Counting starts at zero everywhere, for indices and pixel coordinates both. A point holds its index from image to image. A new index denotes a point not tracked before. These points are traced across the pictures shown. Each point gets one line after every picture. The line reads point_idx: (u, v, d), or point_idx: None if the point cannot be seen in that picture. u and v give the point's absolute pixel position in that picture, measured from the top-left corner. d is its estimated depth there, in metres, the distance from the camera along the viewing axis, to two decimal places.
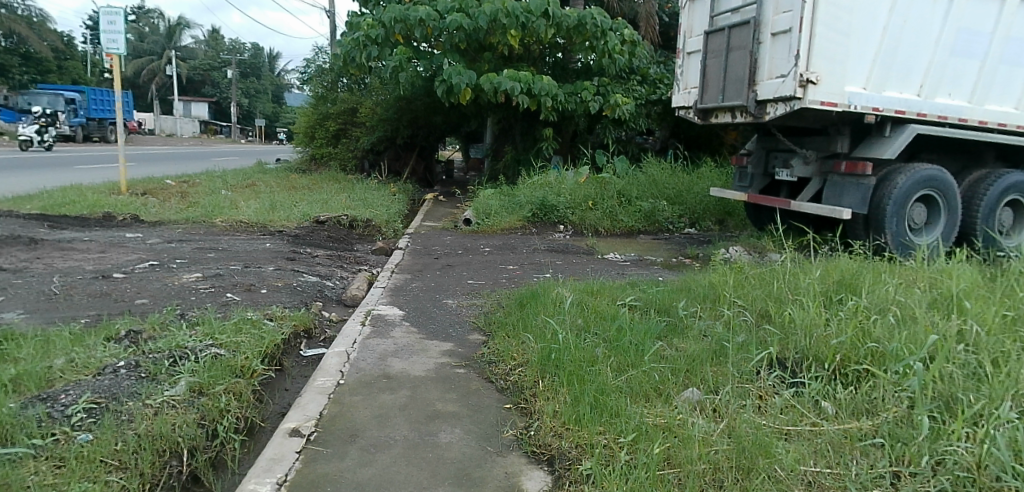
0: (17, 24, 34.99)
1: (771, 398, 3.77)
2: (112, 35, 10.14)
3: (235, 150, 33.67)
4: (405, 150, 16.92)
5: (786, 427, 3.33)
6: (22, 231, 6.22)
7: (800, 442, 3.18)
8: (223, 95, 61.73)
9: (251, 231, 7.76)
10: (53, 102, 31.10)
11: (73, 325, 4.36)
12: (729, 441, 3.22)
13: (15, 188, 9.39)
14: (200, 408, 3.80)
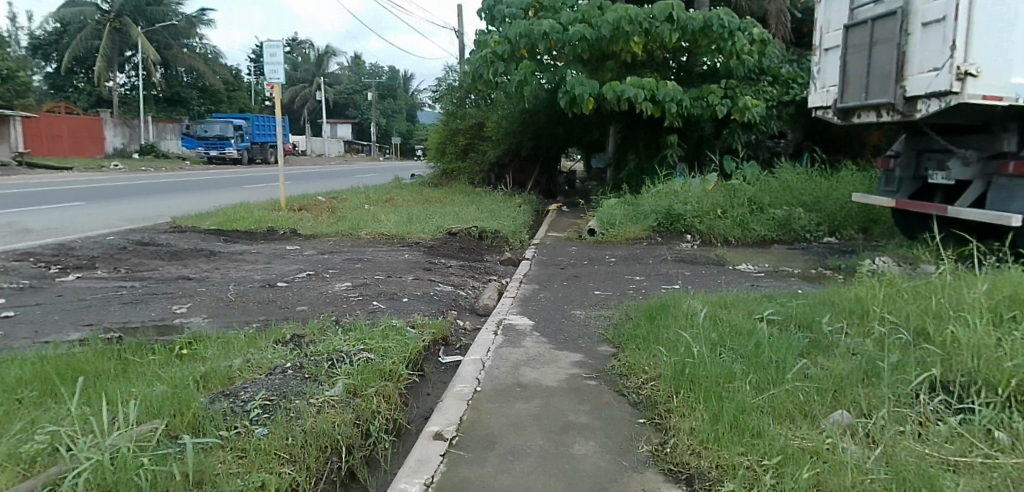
0: (196, 61, 38.76)
1: (933, 425, 3.43)
2: (274, 66, 11.22)
3: (376, 167, 35.93)
4: (528, 162, 17.20)
5: (953, 459, 3.02)
6: (204, 244, 7.04)
7: (970, 477, 2.87)
8: (365, 115, 66.17)
9: (391, 243, 8.24)
10: (224, 129, 34.95)
11: (247, 329, 4.81)
12: (887, 471, 2.97)
13: (196, 207, 10.63)
14: (356, 409, 4.05)
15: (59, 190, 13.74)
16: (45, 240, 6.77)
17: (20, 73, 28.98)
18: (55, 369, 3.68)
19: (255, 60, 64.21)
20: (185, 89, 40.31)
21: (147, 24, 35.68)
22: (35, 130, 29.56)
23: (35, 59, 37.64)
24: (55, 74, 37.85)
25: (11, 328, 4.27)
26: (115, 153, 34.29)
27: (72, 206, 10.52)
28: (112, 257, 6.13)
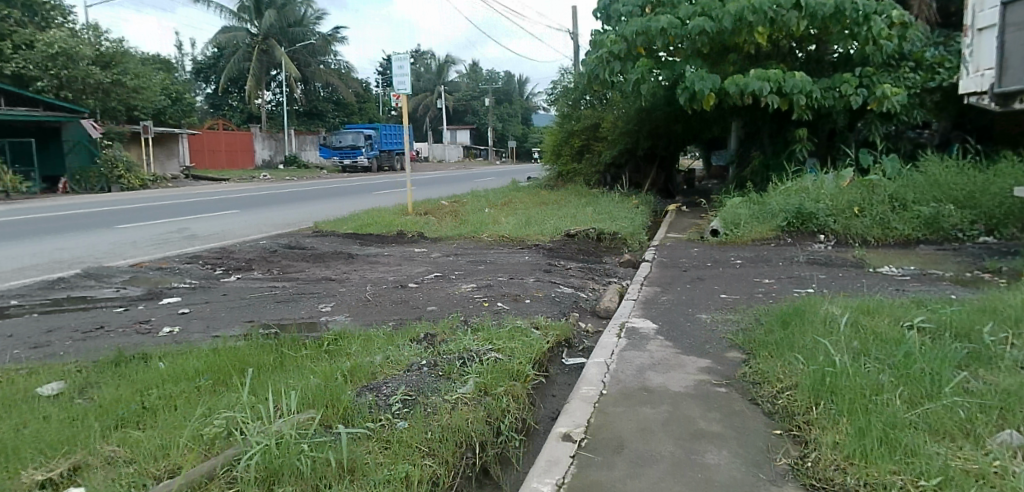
0: (331, 76, 40.91)
1: None
2: (402, 77, 11.78)
3: (492, 171, 36.58)
4: (645, 162, 16.99)
5: None
6: (342, 247, 7.54)
7: None
8: (482, 121, 67.67)
9: (511, 246, 8.37)
10: (355, 140, 37.34)
11: (384, 328, 5.03)
12: None
13: (334, 213, 11.43)
14: (488, 407, 4.10)
15: (218, 200, 15.33)
16: (209, 244, 7.57)
17: (186, 96, 32.72)
18: (224, 361, 4.07)
19: (381, 72, 67.98)
20: (321, 103, 43.59)
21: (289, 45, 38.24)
22: (198, 146, 33.26)
23: (197, 81, 42.24)
24: (213, 94, 42.25)
25: (185, 322, 4.78)
26: (264, 164, 37.72)
27: (230, 214, 11.72)
28: (265, 260, 6.73)
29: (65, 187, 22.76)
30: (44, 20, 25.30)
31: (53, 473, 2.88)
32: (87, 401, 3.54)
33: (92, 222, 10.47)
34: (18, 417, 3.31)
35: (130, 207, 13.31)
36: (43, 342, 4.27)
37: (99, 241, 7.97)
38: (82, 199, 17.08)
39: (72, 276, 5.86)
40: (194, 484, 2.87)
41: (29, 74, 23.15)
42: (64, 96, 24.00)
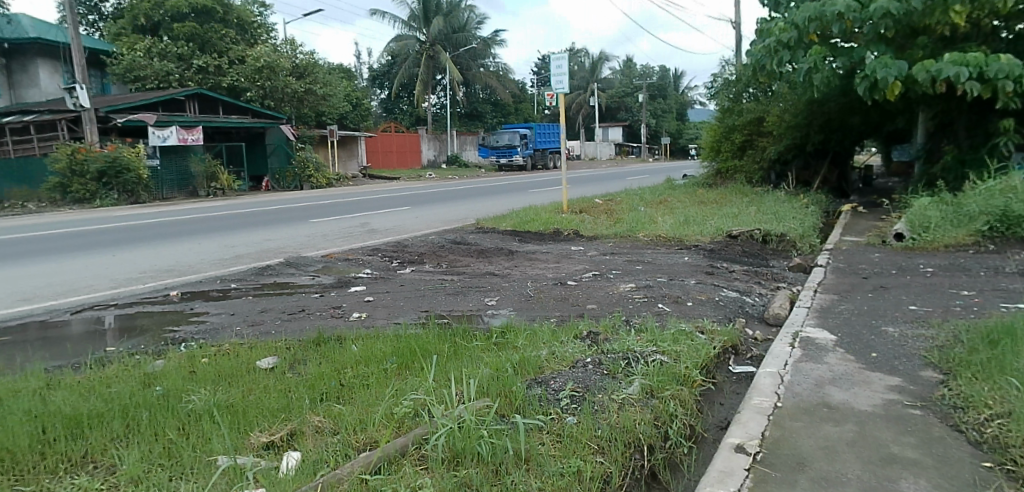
0: (490, 78, 42.23)
1: None
2: (560, 76, 11.81)
3: (644, 169, 35.71)
4: (815, 157, 15.84)
5: None
6: (503, 244, 7.81)
7: None
8: (635, 118, 66.23)
9: (670, 246, 8.17)
10: (512, 139, 38.52)
11: (548, 323, 5.02)
12: None
13: (495, 210, 11.88)
14: (654, 409, 3.89)
15: (391, 197, 16.60)
16: (386, 238, 8.20)
17: (364, 101, 35.68)
18: (407, 347, 4.38)
19: (535, 71, 69.24)
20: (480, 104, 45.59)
21: (453, 50, 39.84)
22: (373, 147, 36.06)
23: (373, 88, 45.71)
24: (386, 99, 45.56)
25: (370, 309, 5.23)
26: (429, 164, 39.96)
27: (402, 210, 12.62)
28: (435, 254, 7.16)
29: (267, 184, 25.83)
30: (251, 36, 28.52)
31: (275, 437, 3.30)
32: (296, 376, 4.00)
33: (290, 216, 11.84)
34: (244, 385, 3.81)
35: (319, 203, 14.79)
36: (258, 321, 4.90)
37: (296, 233, 8.95)
38: (282, 196, 19.34)
39: (277, 264, 6.63)
40: (391, 457, 3.12)
41: (240, 86, 26.46)
42: (268, 104, 27.23)
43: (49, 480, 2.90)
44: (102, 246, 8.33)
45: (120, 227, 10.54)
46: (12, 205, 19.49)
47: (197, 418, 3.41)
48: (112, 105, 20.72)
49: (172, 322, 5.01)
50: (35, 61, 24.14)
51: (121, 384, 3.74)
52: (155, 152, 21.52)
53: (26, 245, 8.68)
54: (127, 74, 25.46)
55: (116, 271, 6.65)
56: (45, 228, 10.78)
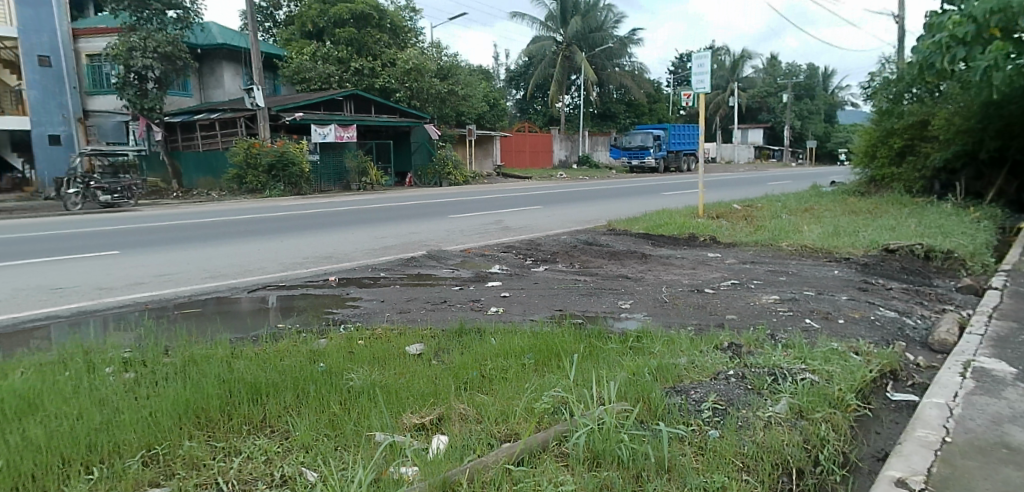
0: (626, 78, 41.70)
1: None
2: (701, 76, 11.33)
3: (785, 175, 33.40)
4: (990, 166, 14.08)
5: None
6: (636, 247, 7.72)
7: None
8: (778, 119, 62.27)
9: (817, 257, 7.67)
10: (644, 140, 37.61)
11: (687, 331, 4.89)
12: None
13: (627, 212, 11.76)
14: (804, 431, 3.62)
15: (524, 195, 16.92)
16: (520, 236, 8.39)
17: (501, 101, 36.54)
18: (544, 344, 4.45)
19: (671, 71, 67.26)
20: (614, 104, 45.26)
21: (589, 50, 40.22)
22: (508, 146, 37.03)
23: (508, 88, 46.70)
24: (522, 99, 46.36)
25: (507, 304, 5.37)
26: (560, 163, 40.28)
27: (535, 208, 12.87)
28: (568, 253, 7.23)
29: (411, 180, 27.39)
30: (402, 40, 30.29)
31: (424, 420, 3.51)
32: (440, 364, 4.22)
33: (430, 210, 12.46)
34: (395, 369, 4.09)
35: (460, 200, 15.37)
36: (406, 308, 5.22)
37: (436, 227, 9.40)
38: (422, 192, 20.31)
39: (421, 256, 7.01)
40: (533, 450, 3.19)
41: (390, 87, 28.15)
42: (414, 104, 28.77)
43: (237, 437, 3.32)
44: (272, 232, 9.24)
45: (286, 216, 11.61)
46: (198, 193, 22.38)
47: (355, 395, 3.72)
48: (282, 105, 22.86)
49: (331, 305, 5.46)
50: (221, 64, 27.14)
51: (291, 358, 4.15)
52: (316, 148, 23.72)
53: (211, 229, 9.82)
54: (295, 76, 27.99)
55: (283, 256, 7.35)
56: (226, 215, 12.11)
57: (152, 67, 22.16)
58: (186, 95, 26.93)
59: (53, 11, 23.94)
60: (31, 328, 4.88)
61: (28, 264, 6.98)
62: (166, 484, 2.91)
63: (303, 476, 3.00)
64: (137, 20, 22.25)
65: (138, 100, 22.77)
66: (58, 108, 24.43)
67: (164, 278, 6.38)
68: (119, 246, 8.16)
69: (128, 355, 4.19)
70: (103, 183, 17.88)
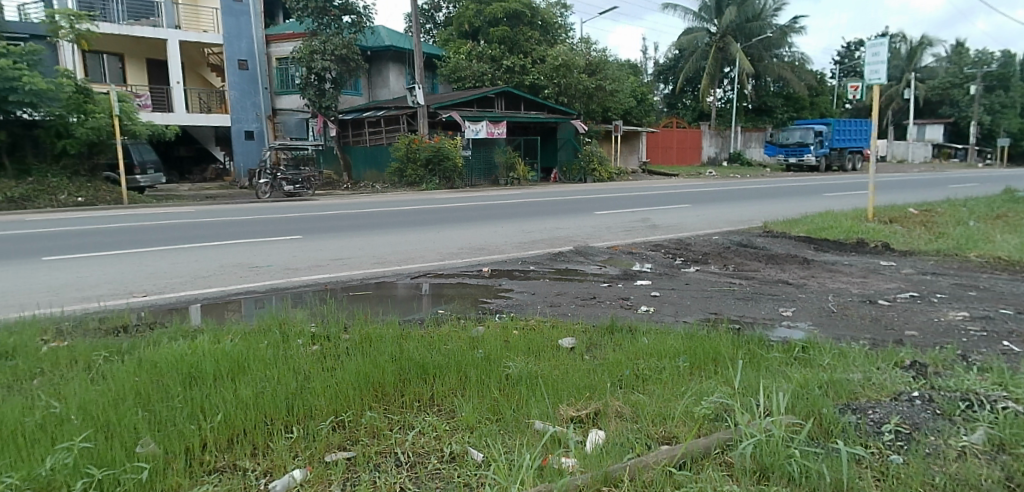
0: (785, 70, 39.12)
1: None
2: (875, 66, 10.31)
3: (969, 176, 29.37)
4: None
5: None
6: (796, 251, 7.27)
7: None
8: (963, 114, 55.11)
9: (1015, 271, 6.70)
10: (804, 136, 35.14)
11: (861, 346, 4.51)
12: None
13: (784, 213, 11.10)
14: (1005, 467, 3.05)
15: (674, 194, 16.53)
16: (669, 235, 8.22)
17: (649, 97, 35.76)
18: (700, 346, 4.32)
19: (835, 62, 61.94)
20: (771, 99, 42.02)
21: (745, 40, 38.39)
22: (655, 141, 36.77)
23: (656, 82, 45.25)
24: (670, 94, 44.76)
25: (658, 304, 5.27)
26: (709, 160, 39.03)
27: (685, 207, 12.54)
28: (720, 254, 6.97)
29: (555, 176, 27.75)
30: (552, 36, 30.64)
31: (582, 413, 3.55)
32: (593, 358, 4.25)
33: (577, 207, 12.57)
34: (550, 361, 4.20)
35: (610, 197, 15.25)
36: (557, 302, 5.31)
37: (583, 224, 9.47)
38: (567, 189, 20.49)
39: (569, 251, 7.08)
40: (695, 455, 3.11)
41: (540, 84, 28.76)
42: (562, 100, 29.07)
43: (408, 414, 3.63)
44: (429, 224, 9.79)
45: (442, 209, 12.20)
46: (365, 185, 24.10)
47: (514, 382, 3.88)
48: (441, 102, 24.23)
49: (485, 295, 5.68)
50: (387, 66, 29.17)
51: (452, 344, 4.44)
52: (469, 144, 24.66)
53: (376, 219, 10.59)
54: (452, 75, 29.23)
55: (439, 246, 7.76)
56: (390, 207, 12.96)
57: (330, 69, 24.28)
58: (357, 94, 29.18)
59: (252, 20, 26.86)
60: (228, 300, 5.56)
61: (229, 243, 8.00)
62: (350, 450, 3.29)
63: (468, 456, 3.21)
64: (319, 24, 24.47)
65: (318, 100, 24.99)
66: (253, 107, 27.46)
67: (339, 262, 6.99)
68: (301, 231, 9.10)
69: (314, 329, 4.72)
70: (288, 174, 19.91)
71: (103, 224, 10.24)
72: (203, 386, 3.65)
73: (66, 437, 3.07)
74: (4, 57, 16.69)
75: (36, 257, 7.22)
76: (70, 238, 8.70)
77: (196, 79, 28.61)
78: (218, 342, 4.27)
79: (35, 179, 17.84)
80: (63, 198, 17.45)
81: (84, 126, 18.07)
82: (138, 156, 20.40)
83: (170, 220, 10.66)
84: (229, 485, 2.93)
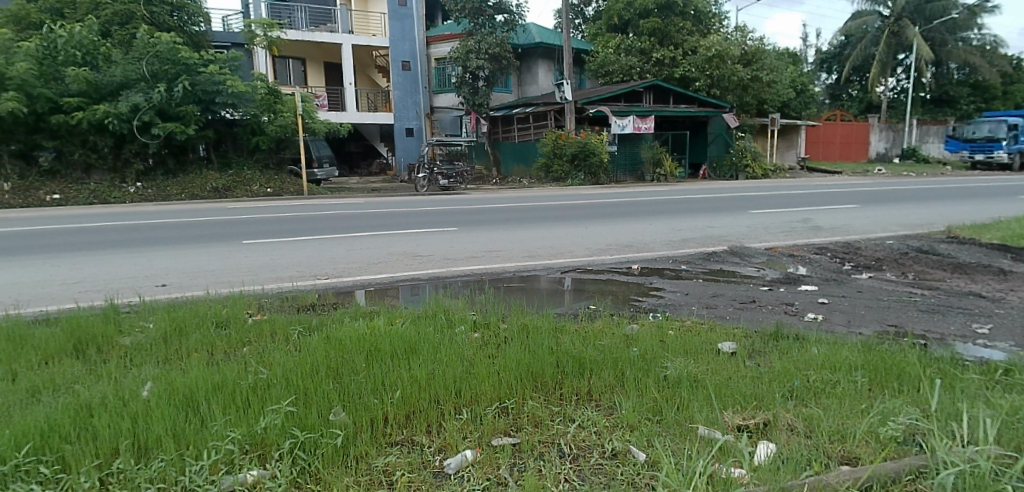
0: (973, 55, 34.86)
1: None
2: None
3: None
4: None
5: None
6: (989, 260, 6.48)
7: None
8: None
9: None
10: (995, 129, 30.86)
11: None
12: None
13: (976, 217, 9.89)
14: None
15: (845, 193, 15.32)
16: (837, 238, 7.71)
17: (810, 87, 33.39)
18: (879, 360, 3.99)
19: None
20: (955, 87, 37.44)
21: (924, 24, 34.78)
22: (815, 137, 34.55)
23: (819, 72, 42.22)
24: (834, 84, 41.53)
25: (827, 312, 4.97)
26: (878, 157, 35.82)
27: (855, 207, 11.60)
28: (896, 261, 6.47)
29: (705, 173, 27.06)
30: (705, 27, 29.46)
31: (749, 422, 3.41)
32: (757, 365, 4.08)
33: (733, 205, 12.06)
34: (711, 364, 4.07)
35: (768, 196, 14.51)
36: (713, 304, 5.23)
37: (736, 223, 9.13)
38: (719, 186, 19.68)
39: (722, 252, 7.03)
40: (884, 481, 2.86)
41: (690, 77, 27.93)
42: (714, 93, 28.04)
43: (568, 406, 3.69)
44: (577, 219, 9.92)
45: (591, 205, 12.29)
46: (514, 180, 24.72)
47: (674, 383, 3.79)
48: (588, 98, 24.28)
49: (636, 292, 5.69)
50: (537, 62, 29.60)
51: (608, 339, 4.48)
52: (615, 140, 24.43)
53: (525, 213, 10.91)
54: (600, 70, 29.26)
55: (589, 242, 7.82)
56: (539, 201, 13.28)
57: (484, 66, 25.26)
58: (507, 91, 29.88)
59: (414, 23, 28.45)
60: (389, 286, 5.98)
61: (393, 233, 8.61)
62: (515, 436, 3.41)
63: (630, 455, 3.19)
64: (474, 25, 25.37)
65: (471, 97, 26.19)
66: (413, 105, 29.03)
67: (493, 253, 7.28)
68: (457, 223, 9.56)
69: (476, 319, 5.00)
70: (444, 169, 21.01)
71: (288, 213, 11.43)
72: (382, 364, 4.02)
73: (273, 401, 3.49)
74: (213, 64, 19.06)
75: (238, 241, 8.23)
76: (262, 225, 9.80)
77: (365, 80, 31.17)
78: (391, 327, 4.65)
79: (234, 171, 20.21)
80: (256, 188, 19.62)
81: (274, 125, 20.47)
82: (316, 152, 22.40)
83: (342, 211, 11.66)
84: (410, 458, 3.18)
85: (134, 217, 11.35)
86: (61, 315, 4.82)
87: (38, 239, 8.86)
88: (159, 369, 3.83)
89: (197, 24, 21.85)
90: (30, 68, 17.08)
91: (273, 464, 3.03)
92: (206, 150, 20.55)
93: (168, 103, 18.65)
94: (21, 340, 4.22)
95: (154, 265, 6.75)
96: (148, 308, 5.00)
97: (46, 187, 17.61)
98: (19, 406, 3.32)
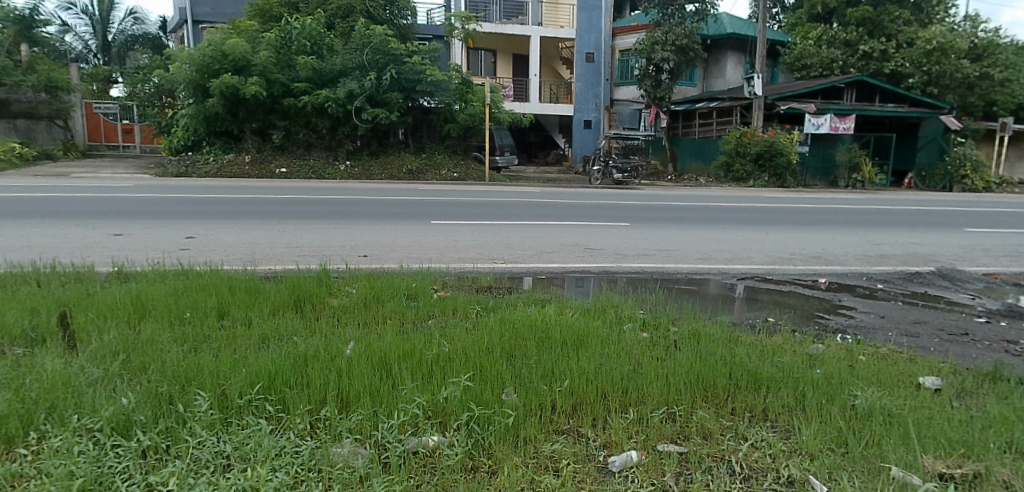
0: None
1: None
2: None
3: None
4: None
5: None
6: None
7: None
8: None
9: None
10: None
11: None
12: None
13: None
14: None
15: None
16: None
17: None
18: None
19: None
20: None
21: None
22: None
23: None
24: None
25: None
26: None
27: None
28: None
29: (910, 182, 24.33)
30: (927, 15, 26.19)
31: (956, 471, 3.01)
32: (969, 409, 3.60)
33: (947, 221, 10.64)
34: (909, 400, 3.67)
35: (991, 212, 12.65)
36: (915, 333, 4.75)
37: (948, 242, 8.08)
38: (929, 197, 17.41)
39: (929, 273, 6.32)
40: None
41: (904, 72, 25.10)
42: (930, 91, 24.91)
43: (740, 423, 3.54)
44: (757, 223, 9.43)
45: (773, 208, 11.61)
46: (690, 177, 23.91)
47: (864, 415, 3.48)
48: (780, 94, 22.52)
49: (820, 309, 5.31)
50: (727, 53, 28.11)
51: (790, 357, 4.22)
52: (807, 140, 22.79)
53: (700, 213, 10.61)
54: (797, 62, 27.05)
55: (769, 249, 7.41)
56: (716, 201, 12.81)
57: (669, 58, 24.57)
58: (691, 84, 28.83)
59: (602, 14, 28.34)
60: (557, 275, 6.15)
61: (567, 224, 8.81)
62: (683, 445, 3.34)
63: (810, 485, 2.98)
64: (663, 16, 24.74)
65: (653, 90, 25.68)
66: (594, 97, 29.07)
67: (664, 253, 7.15)
68: (628, 219, 9.54)
69: (647, 318, 4.97)
70: (619, 163, 20.85)
71: (470, 197, 12.18)
72: (553, 351, 4.17)
73: (452, 374, 3.78)
74: (416, 55, 20.66)
75: (426, 220, 8.93)
76: (445, 207, 10.52)
77: (548, 70, 31.80)
78: (562, 316, 4.80)
79: (427, 155, 21.81)
80: (444, 172, 21.06)
81: (464, 113, 21.69)
82: (499, 140, 23.31)
83: (517, 199, 12.11)
84: (576, 449, 3.27)
85: (340, 193, 12.77)
86: (286, 274, 5.60)
87: (267, 207, 10.30)
88: (360, 332, 4.31)
89: (405, 18, 23.53)
90: (270, 56, 19.62)
91: (451, 433, 3.28)
92: (404, 135, 22.31)
93: (377, 90, 20.45)
94: (256, 292, 4.98)
95: (356, 237, 7.54)
96: (353, 275, 5.63)
97: (277, 161, 20.50)
98: (253, 350, 3.92)
